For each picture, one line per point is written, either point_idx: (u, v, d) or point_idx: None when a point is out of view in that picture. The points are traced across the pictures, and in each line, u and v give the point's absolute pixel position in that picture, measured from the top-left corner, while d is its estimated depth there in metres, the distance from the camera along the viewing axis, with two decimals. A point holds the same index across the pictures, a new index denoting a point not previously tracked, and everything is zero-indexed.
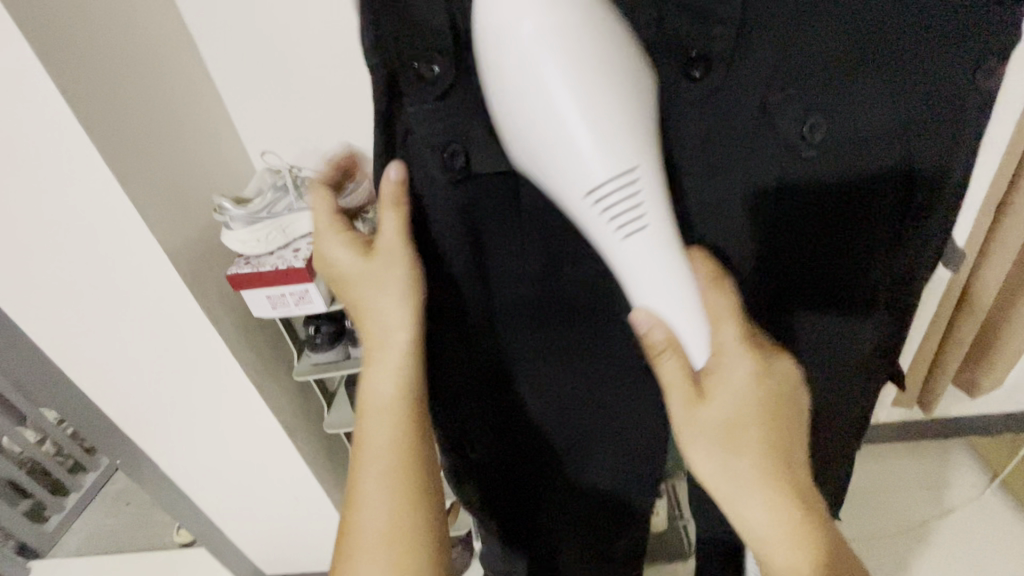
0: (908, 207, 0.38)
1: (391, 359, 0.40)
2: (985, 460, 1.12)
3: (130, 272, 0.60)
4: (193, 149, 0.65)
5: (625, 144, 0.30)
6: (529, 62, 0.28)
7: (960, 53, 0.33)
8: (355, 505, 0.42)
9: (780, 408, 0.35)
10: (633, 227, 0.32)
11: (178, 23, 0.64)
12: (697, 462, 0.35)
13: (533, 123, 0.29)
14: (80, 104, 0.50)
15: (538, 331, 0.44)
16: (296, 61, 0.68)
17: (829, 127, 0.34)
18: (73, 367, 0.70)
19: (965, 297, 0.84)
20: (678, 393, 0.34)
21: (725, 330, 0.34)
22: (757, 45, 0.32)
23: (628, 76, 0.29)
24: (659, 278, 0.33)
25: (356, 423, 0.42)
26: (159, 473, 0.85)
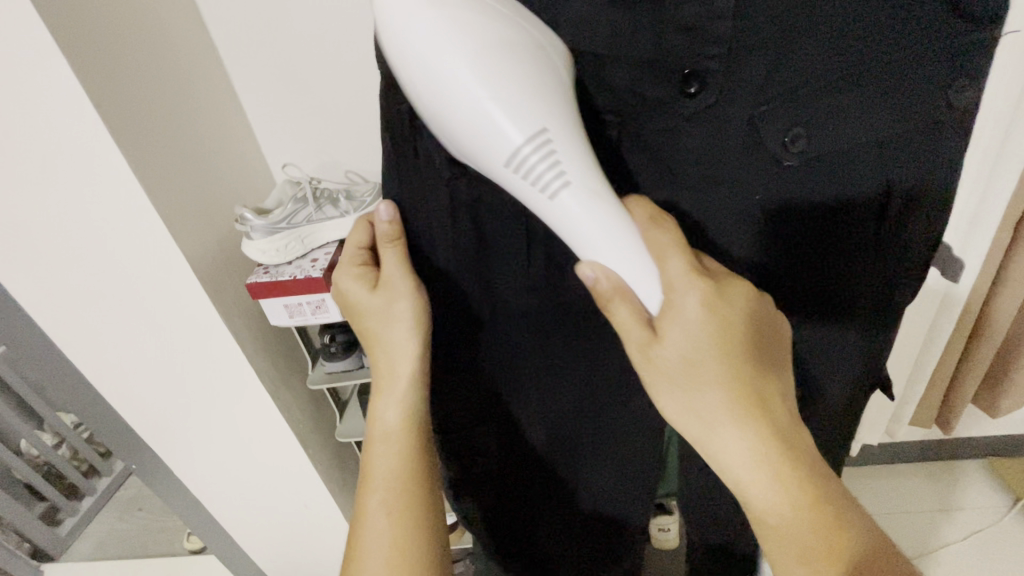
0: (893, 219, 0.39)
1: (399, 390, 0.44)
2: (1005, 484, 1.09)
3: (153, 280, 0.62)
4: (216, 162, 0.67)
5: (529, 100, 0.30)
6: (427, 39, 0.29)
7: (943, 70, 0.34)
8: (363, 528, 0.44)
9: (742, 338, 0.33)
10: (558, 183, 0.32)
11: (206, 41, 0.67)
12: (663, 400, 0.34)
13: (434, 90, 0.30)
14: (111, 117, 0.52)
15: (539, 337, 0.45)
16: (318, 78, 0.71)
17: (810, 140, 0.35)
18: (94, 371, 0.72)
19: (981, 314, 0.83)
20: (632, 340, 0.34)
21: (671, 264, 0.34)
22: (752, 63, 0.33)
23: (517, 42, 0.30)
24: (598, 232, 0.33)
25: (370, 466, 0.45)
26: (173, 478, 0.86)
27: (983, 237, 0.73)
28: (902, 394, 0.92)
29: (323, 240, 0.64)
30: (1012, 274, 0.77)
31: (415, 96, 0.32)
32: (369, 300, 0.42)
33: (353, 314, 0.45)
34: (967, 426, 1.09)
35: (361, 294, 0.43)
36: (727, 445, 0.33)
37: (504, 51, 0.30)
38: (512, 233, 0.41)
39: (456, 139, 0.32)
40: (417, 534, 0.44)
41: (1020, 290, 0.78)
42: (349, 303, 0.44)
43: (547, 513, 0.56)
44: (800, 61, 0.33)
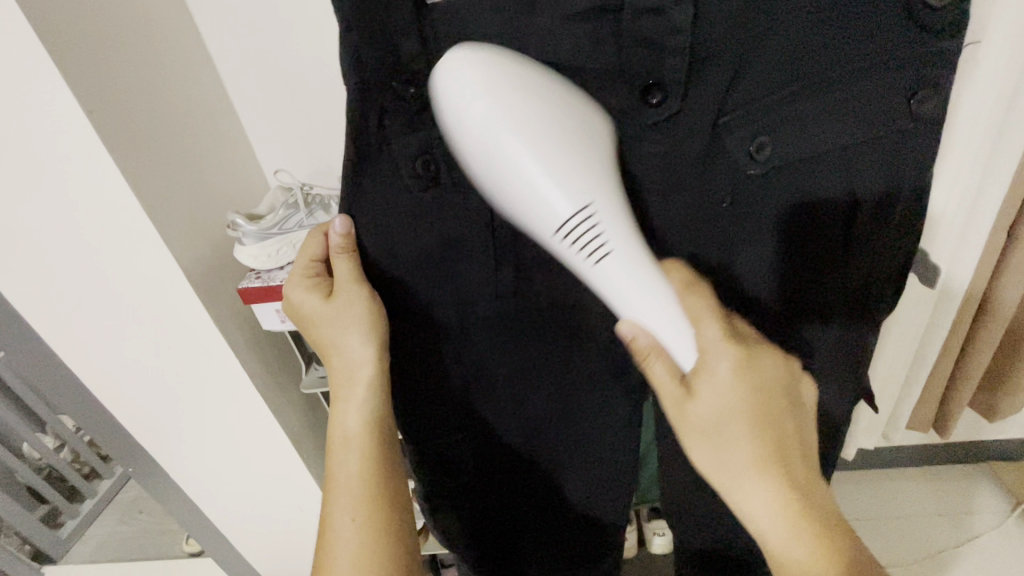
0: (863, 223, 0.41)
1: (358, 394, 0.45)
2: (1004, 488, 1.09)
3: (147, 286, 0.63)
4: (210, 169, 0.68)
5: (573, 174, 0.34)
6: (480, 120, 0.32)
7: (905, 79, 0.36)
8: (329, 536, 0.45)
9: (767, 400, 0.36)
10: (602, 252, 0.35)
11: (200, 48, 0.68)
12: (693, 454, 0.36)
13: (490, 154, 0.33)
14: (103, 125, 0.53)
15: (508, 336, 0.48)
16: (311, 84, 0.71)
17: (773, 148, 0.38)
18: (90, 376, 0.72)
19: (979, 313, 0.82)
20: (668, 396, 0.36)
21: (706, 327, 0.36)
22: (712, 75, 0.36)
23: (564, 114, 0.34)
24: (640, 294, 0.35)
25: (332, 474, 0.46)
26: (170, 483, 0.87)
27: (977, 240, 0.73)
28: (898, 399, 0.91)
29: None
30: (1006, 277, 0.77)
31: (465, 163, 0.35)
32: (325, 310, 0.44)
33: (309, 326, 0.46)
34: (967, 430, 1.09)
35: (315, 303, 0.44)
36: (742, 495, 0.35)
37: (550, 132, 0.33)
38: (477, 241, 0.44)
39: (508, 206, 0.35)
40: (381, 539, 0.45)
41: (1015, 294, 0.77)
42: (306, 314, 0.46)
43: (524, 506, 0.58)
44: (762, 73, 0.36)
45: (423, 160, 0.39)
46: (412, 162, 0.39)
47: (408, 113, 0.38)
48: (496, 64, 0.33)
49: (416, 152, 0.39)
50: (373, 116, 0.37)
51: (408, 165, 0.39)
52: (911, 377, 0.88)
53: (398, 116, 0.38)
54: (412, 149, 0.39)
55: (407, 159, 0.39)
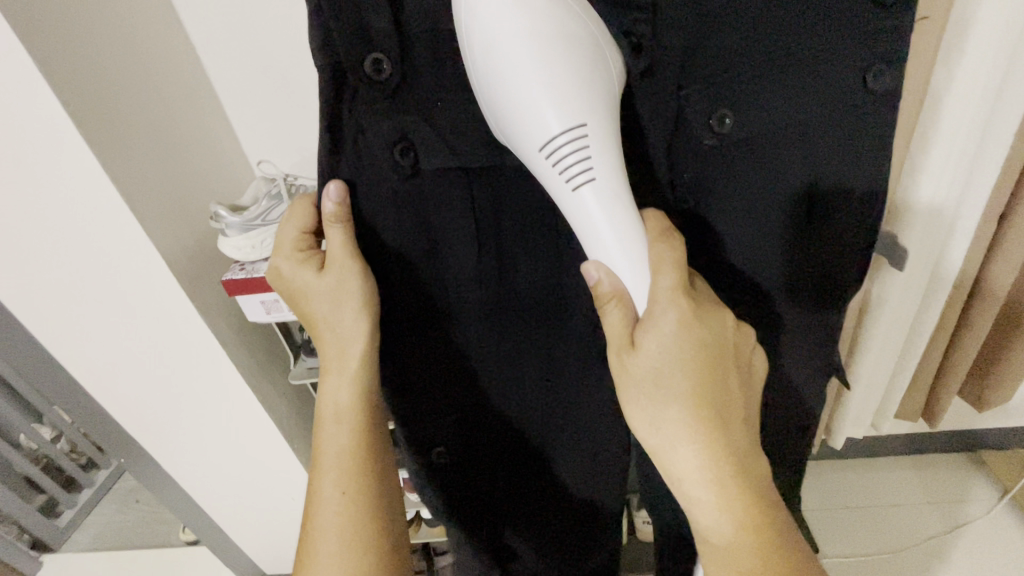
0: (826, 200, 0.41)
1: (348, 369, 0.44)
2: (994, 477, 1.09)
3: (131, 276, 0.62)
4: (193, 159, 0.67)
5: (574, 98, 0.34)
6: (501, 30, 0.32)
7: (859, 54, 0.36)
8: (316, 508, 0.45)
9: (711, 357, 0.37)
10: (581, 179, 0.35)
11: (182, 37, 0.67)
12: (631, 399, 0.38)
13: (492, 53, 0.33)
14: (82, 116, 0.52)
15: (494, 326, 0.48)
16: (294, 73, 0.70)
17: (737, 120, 0.38)
18: (78, 368, 0.72)
19: (970, 296, 0.82)
20: (615, 343, 0.38)
21: (662, 279, 0.36)
22: (667, 51, 0.37)
23: (579, 25, 0.34)
24: (607, 231, 0.36)
25: (320, 447, 0.46)
26: (161, 473, 0.87)
27: (965, 231, 0.72)
28: (887, 389, 0.91)
29: None
30: (996, 267, 0.77)
31: (473, 78, 0.35)
32: (317, 282, 0.43)
33: (298, 298, 0.46)
34: (957, 420, 1.09)
35: (306, 276, 0.44)
36: (670, 449, 0.36)
37: (565, 52, 0.33)
38: (460, 229, 0.43)
39: (500, 115, 0.35)
40: (367, 511, 0.45)
41: (1004, 283, 0.77)
42: (296, 286, 0.45)
43: (519, 490, 0.59)
44: (713, 49, 0.37)
45: (400, 147, 0.39)
46: (387, 149, 0.39)
47: (379, 98, 0.37)
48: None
49: (390, 139, 0.39)
50: (345, 101, 0.37)
51: (384, 152, 0.39)
52: (899, 368, 0.89)
53: (370, 99, 0.37)
54: (387, 136, 0.38)
55: (385, 143, 0.39)
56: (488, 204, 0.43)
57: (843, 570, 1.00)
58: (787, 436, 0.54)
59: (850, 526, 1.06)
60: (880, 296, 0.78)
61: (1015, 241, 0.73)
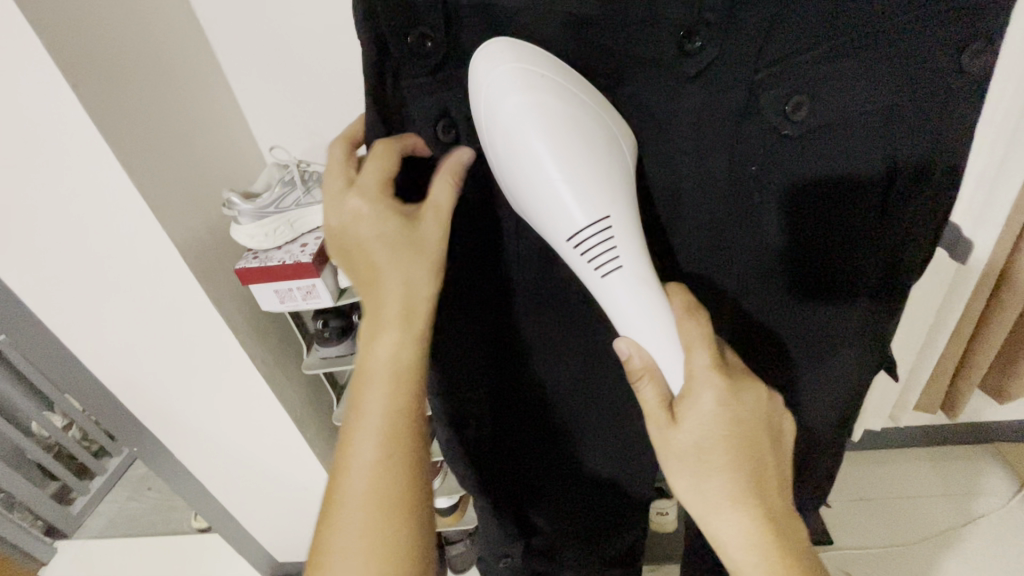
0: (899, 199, 0.39)
1: (398, 331, 0.40)
2: (1010, 469, 1.08)
3: (142, 263, 0.61)
4: (204, 145, 0.66)
5: (594, 188, 0.34)
6: (520, 125, 0.34)
7: (954, 34, 0.34)
8: (345, 475, 0.43)
9: (748, 433, 0.37)
10: (610, 265, 0.36)
11: (190, 19, 0.65)
12: (676, 475, 0.38)
13: (513, 152, 0.34)
14: (92, 100, 0.51)
15: (527, 313, 0.46)
16: (304, 55, 0.69)
17: (813, 107, 0.36)
18: (90, 356, 0.72)
19: (996, 286, 0.80)
20: (654, 420, 0.38)
21: (697, 356, 0.37)
22: (746, 27, 0.34)
23: (588, 117, 0.34)
24: (639, 315, 0.37)
25: (359, 409, 0.43)
26: (174, 462, 0.87)
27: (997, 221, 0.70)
28: (907, 380, 0.90)
29: (312, 225, 0.63)
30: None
31: (497, 165, 0.36)
32: (380, 229, 0.39)
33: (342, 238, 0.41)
34: (975, 411, 1.07)
35: (367, 225, 0.39)
36: (712, 518, 0.38)
37: (582, 144, 0.34)
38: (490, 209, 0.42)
39: (528, 208, 0.36)
40: (399, 483, 0.43)
41: None
42: (342, 224, 0.40)
43: (549, 476, 0.58)
44: (800, 25, 0.34)
45: (444, 123, 0.38)
46: (428, 127, 0.38)
47: (422, 73, 0.36)
48: (537, 63, 0.34)
49: (429, 116, 0.38)
50: (390, 76, 0.36)
51: (423, 127, 0.38)
52: (920, 359, 0.87)
53: (417, 74, 0.36)
54: (427, 111, 0.37)
55: (427, 119, 0.38)
56: None
57: (857, 561, 1.00)
58: (816, 427, 0.53)
59: (864, 518, 1.05)
60: None
61: None
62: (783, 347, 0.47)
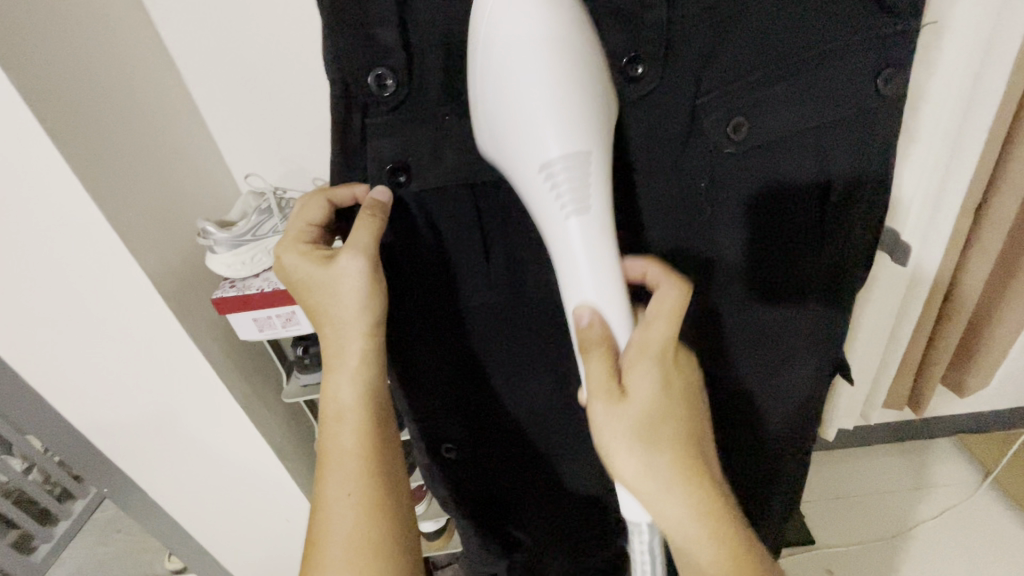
0: (836, 204, 0.42)
1: (349, 366, 0.44)
2: (975, 459, 1.13)
3: (114, 297, 0.60)
4: (176, 175, 0.65)
5: (578, 127, 0.33)
6: (516, 31, 0.31)
7: (869, 60, 0.37)
8: (322, 510, 0.44)
9: (687, 395, 0.38)
10: (576, 208, 0.35)
11: (160, 49, 0.65)
12: (616, 450, 0.37)
13: (502, 67, 0.32)
14: (60, 135, 0.50)
15: (505, 334, 0.47)
16: (279, 84, 0.69)
17: (749, 127, 0.38)
18: (58, 395, 0.69)
19: (951, 286, 0.84)
20: (600, 393, 0.36)
21: (654, 323, 0.37)
22: (684, 59, 0.37)
23: (590, 47, 0.33)
24: (591, 265, 0.36)
25: (326, 449, 0.45)
26: (147, 500, 0.83)
27: (946, 226, 0.74)
28: (875, 380, 0.93)
29: None
30: (974, 258, 0.79)
31: (477, 90, 0.34)
32: (317, 272, 0.43)
33: (300, 290, 0.45)
34: (940, 406, 1.12)
35: (307, 267, 0.44)
36: (641, 488, 0.37)
37: (578, 67, 0.32)
38: (466, 236, 0.42)
39: (501, 131, 0.34)
40: (373, 514, 0.44)
41: (982, 274, 0.80)
42: (297, 279, 0.45)
43: (530, 502, 0.58)
44: (734, 53, 0.37)
45: (393, 167, 0.39)
46: (382, 171, 0.39)
47: (381, 112, 0.36)
48: None
49: (391, 158, 0.38)
50: (356, 114, 0.36)
51: (377, 172, 0.39)
52: (886, 360, 0.90)
53: (378, 113, 0.36)
54: (386, 155, 0.38)
55: (379, 161, 0.38)
56: (493, 212, 0.42)
57: (838, 559, 1.02)
58: (789, 434, 0.54)
59: (843, 515, 1.08)
60: (867, 291, 0.80)
61: (992, 234, 0.76)
62: (747, 358, 0.49)
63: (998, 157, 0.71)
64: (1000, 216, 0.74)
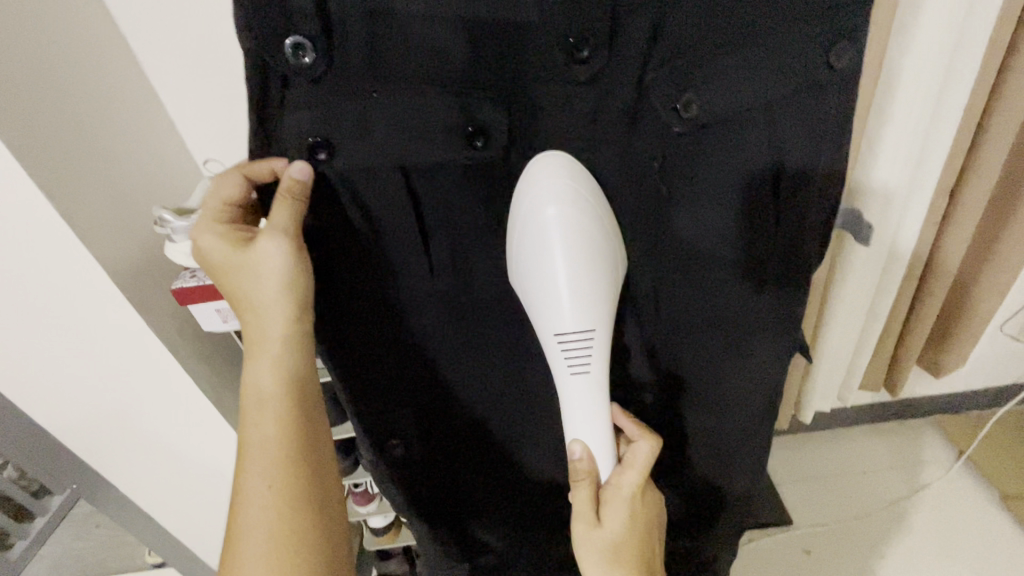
0: (789, 192, 0.41)
1: (274, 352, 0.42)
2: (950, 439, 1.15)
3: (70, 291, 0.57)
4: (130, 161, 0.63)
5: (589, 305, 0.39)
6: (545, 232, 0.38)
7: (822, 31, 0.35)
8: (239, 503, 0.42)
9: (649, 528, 0.45)
10: (582, 368, 0.40)
11: (113, 29, 0.62)
12: (587, 562, 0.43)
13: (530, 256, 0.39)
14: (4, 120, 0.47)
15: (457, 323, 0.47)
16: (240, 64, 0.66)
17: (702, 103, 0.37)
18: (17, 390, 0.67)
19: (926, 268, 0.84)
20: (581, 516, 0.43)
21: (630, 474, 0.43)
22: (632, 26, 0.36)
23: (607, 248, 0.40)
24: (586, 414, 0.42)
25: (245, 440, 0.43)
26: (118, 495, 0.82)
27: (919, 209, 0.74)
28: (852, 362, 0.94)
29: None
30: (949, 240, 0.80)
31: (513, 259, 0.40)
32: (239, 255, 0.41)
33: (217, 274, 0.43)
34: (916, 387, 1.13)
35: (226, 250, 0.42)
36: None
37: (592, 264, 0.39)
38: (398, 224, 0.41)
39: (528, 299, 0.40)
40: (297, 507, 0.42)
41: (956, 256, 0.80)
42: (214, 262, 0.43)
43: (485, 494, 0.58)
44: (684, 20, 0.36)
45: (315, 143, 0.37)
46: (301, 144, 0.37)
47: (303, 85, 0.35)
48: (580, 192, 0.39)
49: (310, 133, 0.36)
50: (275, 86, 0.35)
51: (295, 147, 0.37)
52: (862, 342, 0.91)
53: (299, 85, 0.35)
54: (305, 130, 0.36)
55: (299, 136, 0.36)
56: (445, 197, 0.41)
57: (817, 539, 1.03)
58: (756, 425, 0.53)
59: (822, 494, 1.09)
60: (844, 274, 0.79)
61: (965, 216, 0.76)
62: (708, 345, 0.48)
63: (973, 138, 0.71)
64: (974, 199, 0.74)
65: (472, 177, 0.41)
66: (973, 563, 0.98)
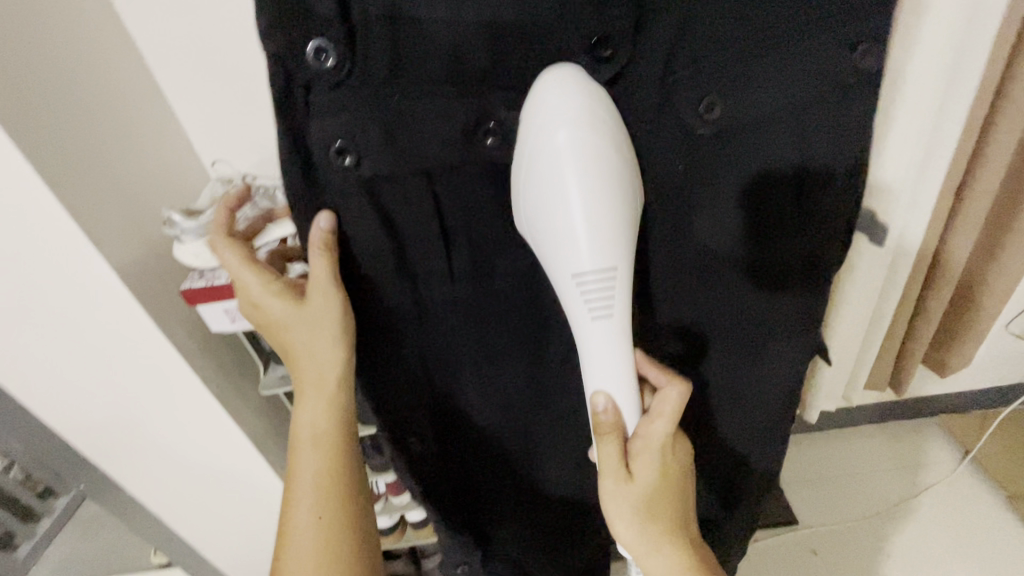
0: (813, 192, 0.41)
1: (320, 398, 0.46)
2: (956, 439, 1.14)
3: (80, 293, 0.58)
4: (139, 164, 0.63)
5: (610, 243, 0.35)
6: (558, 153, 0.34)
7: (848, 34, 0.36)
8: (290, 522, 0.49)
9: (680, 476, 0.44)
10: (603, 313, 0.37)
11: (121, 32, 0.62)
12: (614, 513, 0.43)
13: (541, 188, 0.35)
14: (15, 123, 0.48)
15: (471, 325, 0.47)
16: (247, 66, 0.67)
17: (728, 107, 0.38)
18: (27, 392, 0.67)
19: (931, 267, 0.84)
20: (610, 472, 0.41)
21: (659, 424, 0.41)
22: (658, 32, 0.35)
23: (627, 176, 0.36)
24: (610, 362, 0.39)
25: (295, 469, 0.48)
26: (126, 496, 0.82)
27: (924, 208, 0.74)
28: (858, 361, 0.93)
29: None
30: (955, 240, 0.80)
31: (519, 191, 0.37)
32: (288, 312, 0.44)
33: (267, 324, 0.47)
34: (922, 387, 1.13)
35: (277, 306, 0.45)
36: (641, 546, 0.44)
37: (613, 193, 0.35)
38: (423, 227, 0.41)
39: (539, 238, 0.37)
40: (339, 529, 0.49)
41: (963, 256, 0.80)
42: (264, 314, 0.46)
43: (498, 492, 0.59)
44: (710, 23, 0.35)
45: (338, 147, 0.37)
46: (326, 148, 0.37)
47: (325, 89, 0.35)
48: (593, 105, 0.35)
49: (335, 138, 0.36)
50: (299, 90, 0.35)
51: (321, 152, 0.37)
52: (868, 342, 0.91)
53: (321, 89, 0.35)
54: (329, 134, 0.36)
55: (324, 140, 0.36)
56: (462, 199, 0.41)
57: (823, 539, 1.03)
58: (764, 423, 0.54)
59: (827, 493, 1.09)
60: (849, 273, 0.80)
61: (970, 216, 0.76)
62: (726, 345, 0.49)
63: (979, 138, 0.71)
64: (980, 198, 0.74)
65: (495, 178, 0.41)
66: (979, 563, 0.98)
